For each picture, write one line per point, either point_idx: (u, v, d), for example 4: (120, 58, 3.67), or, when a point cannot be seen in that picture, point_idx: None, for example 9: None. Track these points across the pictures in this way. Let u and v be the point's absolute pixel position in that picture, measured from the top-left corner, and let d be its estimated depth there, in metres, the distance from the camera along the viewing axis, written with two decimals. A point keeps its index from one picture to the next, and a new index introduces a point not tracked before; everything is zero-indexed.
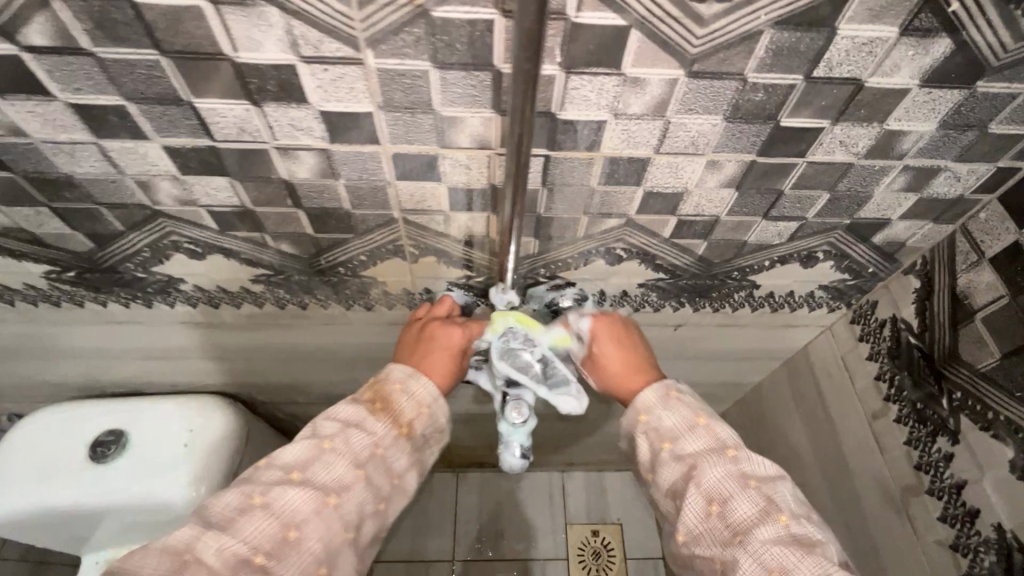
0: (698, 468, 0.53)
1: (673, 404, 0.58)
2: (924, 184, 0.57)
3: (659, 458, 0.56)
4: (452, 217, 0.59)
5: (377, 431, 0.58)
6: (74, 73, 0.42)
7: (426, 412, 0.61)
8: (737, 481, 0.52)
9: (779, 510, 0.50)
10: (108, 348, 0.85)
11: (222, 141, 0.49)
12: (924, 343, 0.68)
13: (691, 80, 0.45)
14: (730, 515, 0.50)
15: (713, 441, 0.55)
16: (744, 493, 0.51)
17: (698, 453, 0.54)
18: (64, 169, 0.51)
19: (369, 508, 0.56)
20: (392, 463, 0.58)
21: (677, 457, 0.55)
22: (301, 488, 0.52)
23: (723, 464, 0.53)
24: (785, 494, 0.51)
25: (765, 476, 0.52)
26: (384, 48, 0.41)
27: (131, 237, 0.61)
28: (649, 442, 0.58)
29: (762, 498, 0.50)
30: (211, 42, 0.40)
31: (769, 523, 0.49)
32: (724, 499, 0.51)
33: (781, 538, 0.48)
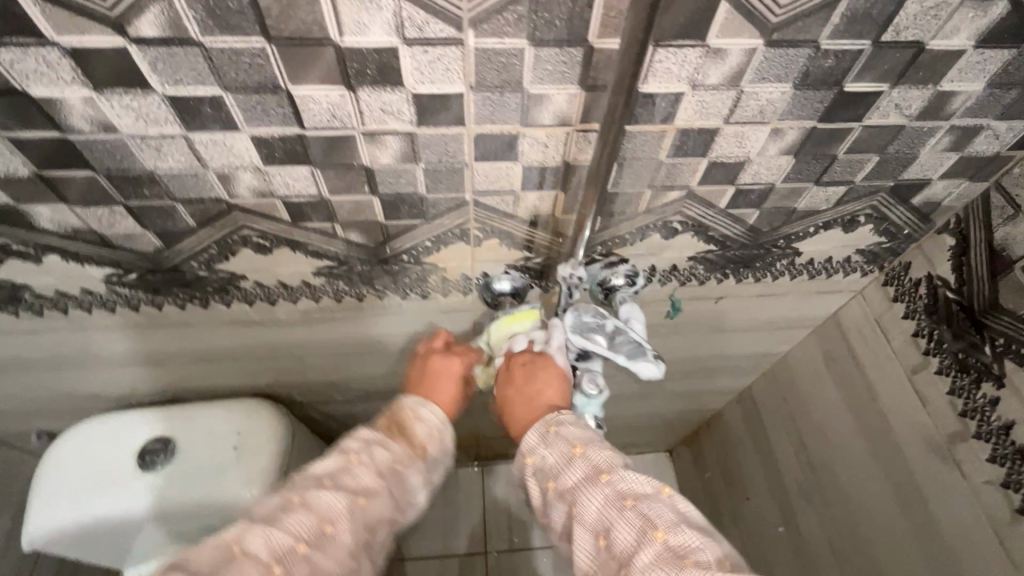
0: (579, 502, 0.50)
1: (554, 443, 0.55)
2: (966, 143, 0.60)
3: (550, 501, 0.53)
4: (521, 197, 0.61)
5: (398, 452, 0.59)
6: (177, 65, 0.43)
7: (438, 436, 0.63)
8: (615, 508, 0.48)
9: (653, 524, 0.46)
10: (156, 352, 0.85)
11: (311, 128, 0.50)
12: (963, 297, 0.72)
13: (768, 49, 0.47)
14: (615, 546, 0.47)
15: (589, 468, 0.52)
16: (624, 520, 0.47)
17: (577, 487, 0.51)
18: (148, 165, 0.52)
19: (387, 515, 0.56)
20: (410, 481, 0.59)
21: (563, 496, 0.52)
22: (333, 489, 0.52)
23: (599, 491, 0.50)
24: (660, 505, 0.48)
25: (643, 493, 0.49)
26: (485, 28, 0.43)
27: (201, 233, 0.61)
28: (541, 485, 0.55)
29: (638, 519, 0.47)
30: (320, 27, 0.41)
31: (644, 545, 0.45)
32: (608, 530, 0.48)
33: (658, 555, 0.44)
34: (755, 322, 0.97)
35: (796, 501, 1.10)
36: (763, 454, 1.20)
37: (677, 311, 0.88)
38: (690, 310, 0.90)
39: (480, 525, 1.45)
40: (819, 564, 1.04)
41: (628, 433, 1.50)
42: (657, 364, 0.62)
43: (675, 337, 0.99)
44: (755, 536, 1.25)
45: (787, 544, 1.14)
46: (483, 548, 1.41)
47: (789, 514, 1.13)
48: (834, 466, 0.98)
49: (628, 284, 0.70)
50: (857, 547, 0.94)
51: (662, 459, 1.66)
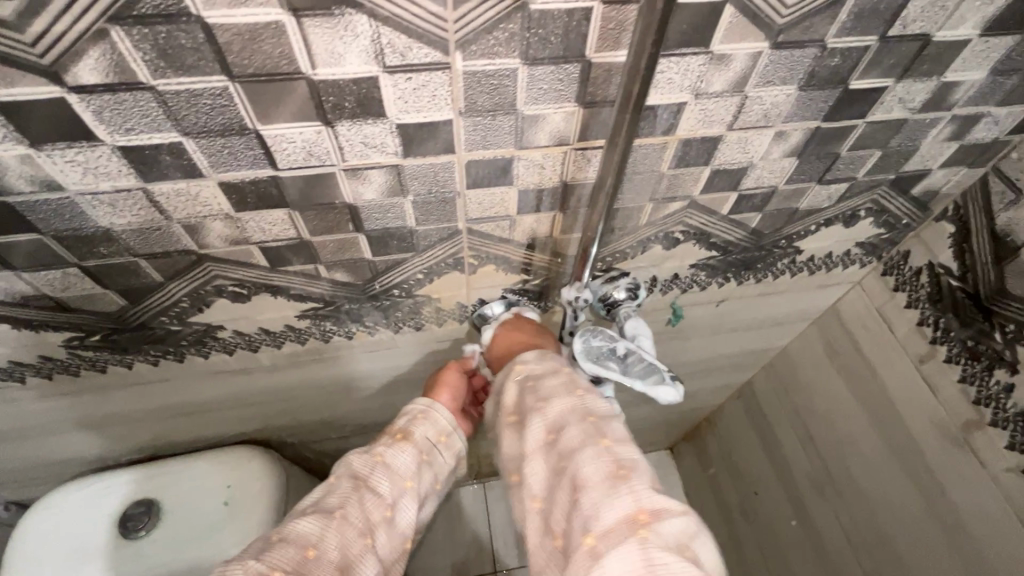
0: (544, 397, 0.47)
1: (547, 357, 0.53)
2: (966, 131, 0.59)
3: (519, 395, 0.50)
4: (518, 220, 0.57)
5: (376, 447, 0.56)
6: (127, 112, 0.38)
7: (421, 416, 0.60)
8: (576, 413, 0.45)
9: (604, 435, 0.44)
10: (129, 411, 0.78)
11: (286, 169, 0.45)
12: (967, 284, 0.71)
13: (774, 51, 0.44)
14: (560, 444, 0.44)
15: (567, 379, 0.49)
16: (577, 423, 0.45)
17: (550, 389, 0.48)
18: (102, 222, 0.46)
19: (378, 515, 0.52)
20: (393, 466, 0.55)
21: (533, 392, 0.48)
22: (312, 514, 0.49)
23: (569, 397, 0.47)
24: (616, 427, 0.45)
25: (607, 414, 0.46)
26: (474, 49, 0.39)
27: (170, 287, 0.56)
28: (515, 388, 0.51)
29: (590, 424, 0.44)
30: (289, 61, 0.37)
31: (589, 445, 0.43)
32: (561, 428, 0.45)
33: (600, 466, 0.41)
34: (756, 321, 0.95)
35: (807, 493, 1.09)
36: (769, 448, 1.18)
37: (678, 318, 0.85)
38: (691, 315, 0.87)
39: (488, 545, 1.40)
40: (838, 556, 1.03)
41: (630, 436, 1.48)
42: (676, 387, 0.58)
43: (677, 341, 0.96)
44: (768, 529, 1.24)
45: (802, 537, 1.13)
46: (492, 567, 1.36)
47: (801, 507, 1.12)
48: (845, 458, 0.98)
49: (629, 298, 0.67)
50: (874, 536, 0.94)
51: (665, 458, 1.64)
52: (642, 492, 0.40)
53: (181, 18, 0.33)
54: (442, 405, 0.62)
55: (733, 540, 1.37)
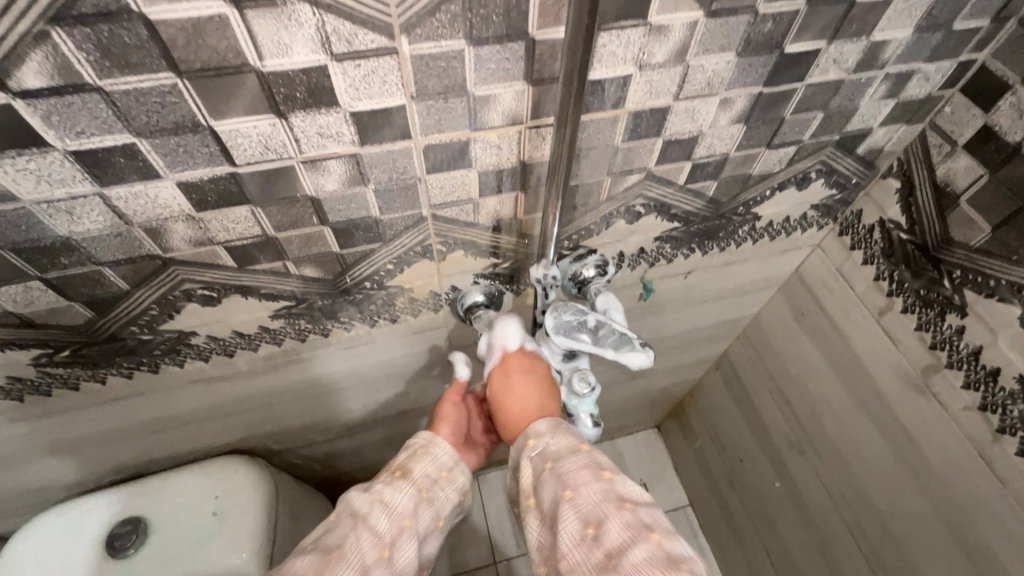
0: (573, 487, 0.48)
1: (561, 431, 0.54)
2: (901, 88, 0.62)
3: (540, 481, 0.51)
4: (481, 203, 0.58)
5: (376, 485, 0.57)
6: (76, 115, 0.38)
7: (422, 453, 0.62)
8: (611, 502, 0.46)
9: (649, 527, 0.44)
10: (108, 430, 0.77)
11: (243, 164, 0.45)
12: (916, 236, 0.74)
13: (709, 20, 0.46)
14: (604, 540, 0.44)
15: (591, 462, 0.50)
16: (617, 516, 0.45)
17: (575, 474, 0.49)
18: (60, 231, 0.46)
19: (374, 554, 0.51)
20: (394, 503, 0.56)
21: (556, 477, 0.49)
22: (309, 553, 0.48)
23: (598, 485, 0.47)
24: (658, 516, 0.46)
25: (643, 501, 0.47)
26: (419, 32, 0.40)
27: (137, 295, 0.55)
28: (534, 466, 0.52)
29: (632, 518, 0.45)
30: (236, 53, 0.37)
31: (639, 542, 0.43)
32: (600, 522, 0.45)
33: (653, 557, 0.42)
34: (725, 291, 0.98)
35: (786, 454, 1.13)
36: (749, 416, 1.22)
37: (649, 292, 0.88)
38: (662, 289, 0.90)
39: (486, 537, 1.41)
40: (821, 511, 1.07)
41: (616, 417, 1.51)
42: (646, 353, 0.61)
43: (652, 317, 0.99)
44: (754, 494, 1.28)
45: (785, 497, 1.17)
46: (492, 559, 1.38)
47: (782, 467, 1.16)
48: (819, 418, 1.01)
49: (598, 275, 0.70)
50: (853, 489, 0.98)
51: (653, 437, 1.67)
52: None
53: (122, 16, 0.34)
54: (443, 439, 0.65)
55: (724, 509, 1.41)
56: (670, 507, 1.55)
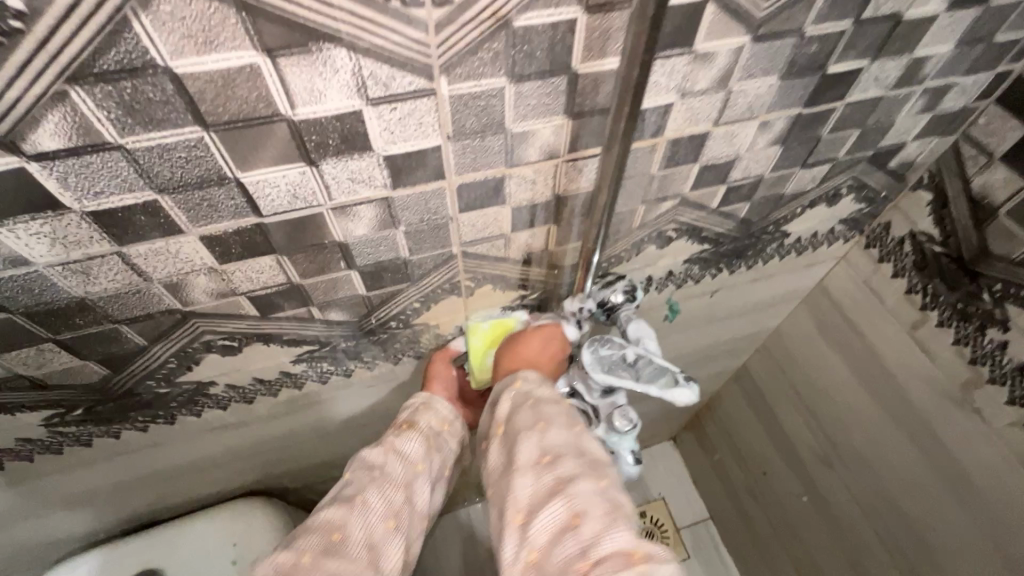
0: (546, 423, 0.49)
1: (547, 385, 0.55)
2: (937, 102, 0.60)
3: (516, 410, 0.52)
4: (513, 238, 0.56)
5: (385, 438, 0.58)
6: (95, 175, 0.35)
7: (423, 407, 0.62)
8: (574, 445, 0.48)
9: (601, 473, 0.46)
10: (120, 482, 0.74)
11: (270, 215, 0.43)
12: (951, 249, 0.72)
13: (754, 45, 0.44)
14: (557, 470, 0.46)
15: (566, 411, 0.52)
16: (575, 457, 0.47)
17: (551, 414, 0.50)
18: (75, 292, 0.43)
19: (398, 497, 0.53)
20: (403, 452, 0.57)
21: (533, 411, 0.51)
22: (332, 503, 0.51)
23: (567, 430, 0.49)
24: (613, 472, 0.48)
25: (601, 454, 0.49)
26: (459, 72, 0.37)
27: (154, 350, 0.52)
28: (513, 400, 0.53)
29: (587, 462, 0.47)
30: (266, 103, 0.35)
31: (588, 480, 0.45)
32: (559, 457, 0.47)
33: (598, 495, 0.44)
34: (748, 306, 0.95)
35: (812, 466, 1.09)
36: (771, 429, 1.19)
37: (675, 313, 0.85)
38: (686, 308, 0.87)
39: None
40: (851, 523, 1.03)
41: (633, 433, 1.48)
42: (691, 388, 0.58)
43: (675, 335, 0.96)
44: (777, 504, 1.23)
45: (812, 511, 1.13)
46: None
47: (808, 480, 1.12)
48: (848, 430, 0.99)
49: (628, 300, 0.65)
50: (885, 501, 0.95)
51: (669, 450, 1.58)
52: (634, 532, 0.42)
53: (147, 71, 0.31)
54: (440, 398, 0.65)
55: (743, 523, 1.36)
56: (690, 521, 1.48)
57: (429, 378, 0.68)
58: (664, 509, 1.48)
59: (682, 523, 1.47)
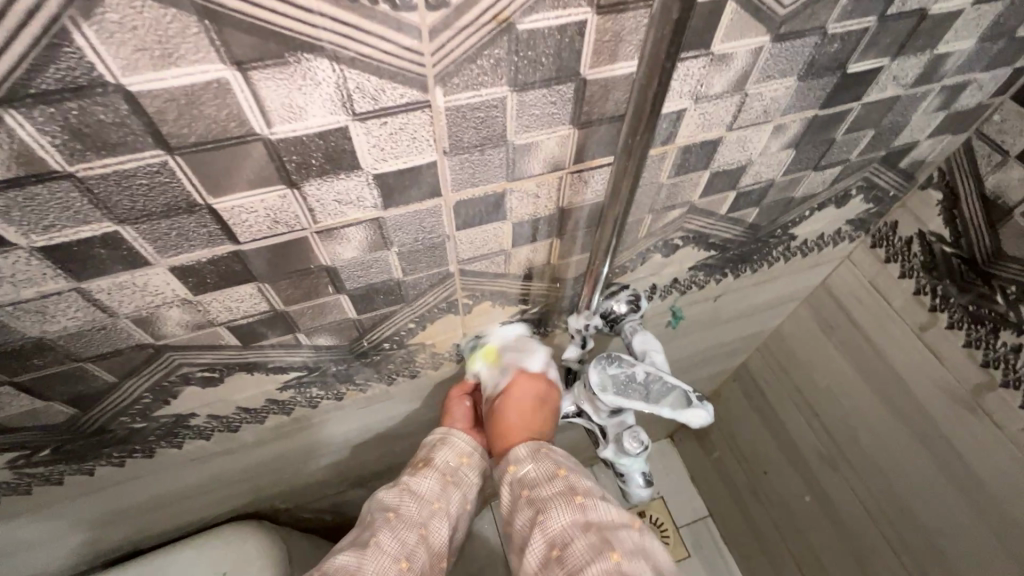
0: (544, 511, 0.48)
1: (540, 457, 0.52)
2: (954, 99, 0.57)
3: (516, 509, 0.50)
4: (513, 253, 0.52)
5: (401, 478, 0.58)
6: (42, 208, 0.31)
7: (439, 442, 0.61)
8: (577, 523, 0.46)
9: (611, 546, 0.44)
10: (97, 518, 0.69)
11: (249, 242, 0.38)
12: (962, 250, 0.70)
13: (774, 45, 0.41)
14: (568, 560, 0.44)
15: (567, 486, 0.49)
16: (581, 536, 0.45)
17: (548, 499, 0.48)
18: (31, 332, 0.39)
19: (411, 538, 0.52)
20: (418, 490, 0.56)
21: (530, 504, 0.49)
22: (347, 549, 0.50)
23: (569, 510, 0.47)
24: (625, 536, 0.45)
25: (610, 522, 0.46)
26: (456, 82, 0.33)
27: (126, 386, 0.48)
28: (512, 493, 0.51)
29: (595, 539, 0.45)
30: (238, 121, 0.30)
31: (598, 562, 0.43)
32: (566, 545, 0.45)
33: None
34: (753, 307, 0.93)
35: (817, 467, 1.08)
36: (773, 429, 1.17)
37: (678, 319, 0.82)
38: (690, 313, 0.84)
39: None
40: (858, 525, 1.02)
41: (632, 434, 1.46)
42: (705, 407, 0.56)
43: (677, 339, 0.93)
44: (780, 505, 1.22)
45: (816, 512, 1.12)
46: None
47: (813, 482, 1.10)
48: (854, 431, 0.97)
49: (632, 310, 0.62)
50: (894, 504, 0.93)
51: (667, 448, 1.55)
52: None
53: (95, 90, 0.26)
54: (458, 430, 0.63)
55: (744, 523, 1.34)
56: (691, 519, 1.46)
57: (443, 412, 0.65)
58: (664, 509, 1.46)
59: (682, 522, 1.45)
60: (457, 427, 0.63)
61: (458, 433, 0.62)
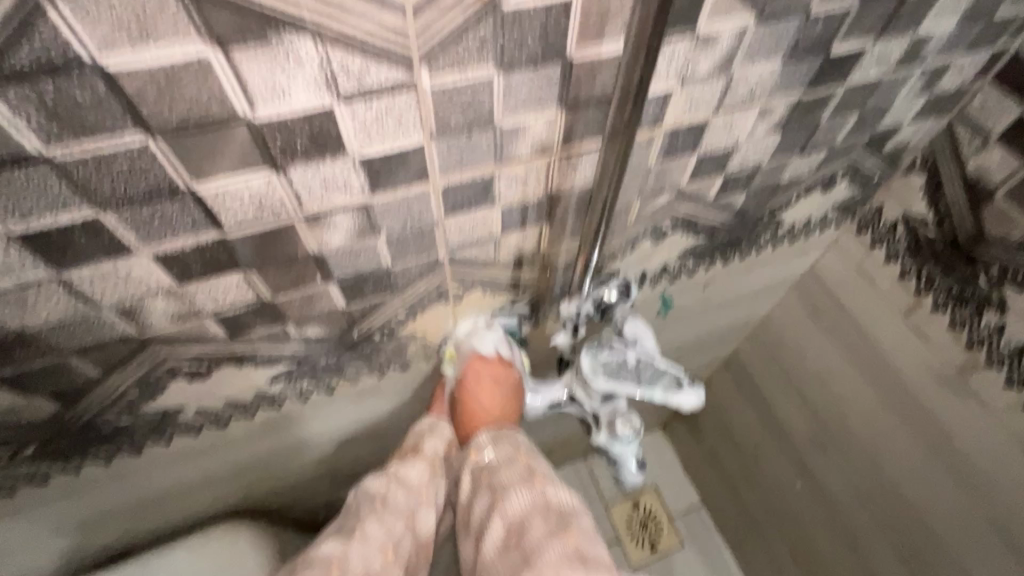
0: (504, 494, 0.50)
1: (499, 444, 0.56)
2: (937, 82, 0.58)
3: (476, 493, 0.53)
4: (503, 241, 0.52)
5: (388, 466, 0.57)
6: (20, 193, 0.30)
7: (427, 431, 0.61)
8: (538, 507, 0.49)
9: (568, 526, 0.47)
10: (84, 520, 0.68)
11: (234, 229, 0.38)
12: (945, 233, 0.71)
13: (759, 26, 0.41)
14: (523, 541, 0.47)
15: (526, 470, 0.52)
16: (540, 521, 0.47)
17: (510, 482, 0.51)
18: (12, 324, 0.38)
19: (399, 528, 0.53)
20: (407, 479, 0.56)
21: (490, 488, 0.52)
22: (332, 537, 0.49)
23: (529, 492, 0.50)
24: (582, 520, 0.48)
25: (567, 502, 0.49)
26: (442, 63, 0.33)
27: (111, 380, 0.47)
28: (472, 480, 0.55)
29: (552, 522, 0.47)
30: (220, 103, 0.30)
31: (554, 543, 0.45)
32: (523, 528, 0.48)
33: (565, 554, 0.44)
34: (742, 294, 0.93)
35: (806, 452, 1.09)
36: (762, 416, 1.18)
37: (668, 307, 0.83)
38: (680, 302, 0.85)
39: None
40: (848, 509, 1.04)
41: None
42: (695, 391, 0.57)
43: (667, 327, 0.94)
44: (771, 491, 1.23)
45: (806, 496, 1.13)
46: None
47: (802, 466, 1.12)
48: (842, 416, 0.98)
49: (623, 298, 0.61)
50: (881, 486, 0.95)
51: (659, 438, 1.56)
52: None
53: (71, 68, 0.26)
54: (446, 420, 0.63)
55: (736, 511, 1.36)
56: (683, 509, 1.47)
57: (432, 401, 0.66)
58: (656, 499, 1.48)
59: (674, 512, 1.46)
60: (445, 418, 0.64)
61: (445, 424, 0.63)
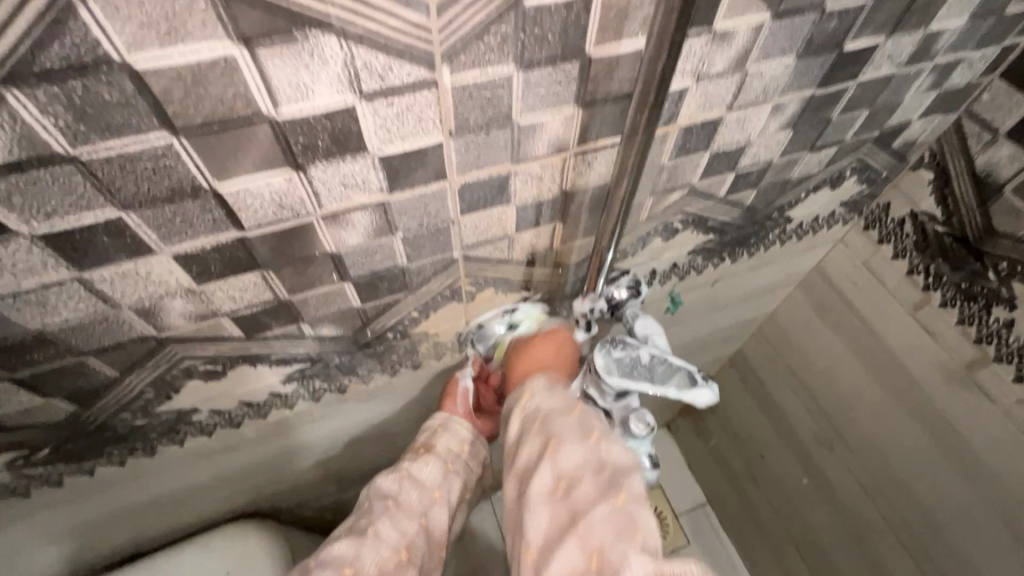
0: (557, 441, 0.47)
1: (557, 390, 0.53)
2: (946, 78, 0.58)
3: (527, 431, 0.50)
4: (517, 238, 0.52)
5: (401, 464, 0.58)
6: (45, 193, 0.30)
7: (439, 429, 0.62)
8: (590, 463, 0.45)
9: (618, 490, 0.43)
10: (95, 522, 0.68)
11: (254, 228, 0.38)
12: (954, 228, 0.71)
13: (775, 22, 0.41)
14: (571, 497, 0.44)
15: (582, 423, 0.48)
16: (591, 478, 0.44)
17: (564, 431, 0.47)
18: (32, 325, 0.38)
19: (413, 527, 0.53)
20: (420, 478, 0.56)
21: (542, 432, 0.48)
22: (345, 537, 0.50)
23: (583, 446, 0.46)
24: (637, 484, 0.44)
25: (621, 464, 0.45)
26: (463, 60, 0.33)
27: (127, 381, 0.47)
28: (523, 421, 0.51)
29: (604, 480, 0.44)
30: (244, 102, 0.30)
31: (602, 503, 0.42)
32: (572, 482, 0.44)
33: (611, 519, 0.41)
34: (749, 292, 0.93)
35: (813, 449, 1.09)
36: (769, 414, 1.18)
37: (676, 305, 0.83)
38: (688, 299, 0.85)
39: None
40: (855, 505, 1.04)
41: None
42: (711, 388, 0.56)
43: (675, 325, 0.94)
44: (777, 489, 1.23)
45: (813, 493, 1.13)
46: None
47: (808, 463, 1.12)
48: (849, 412, 0.98)
49: (633, 296, 0.62)
50: (889, 481, 0.95)
51: (665, 437, 1.56)
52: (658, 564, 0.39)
53: (100, 68, 0.26)
54: (459, 416, 0.64)
55: (742, 508, 1.36)
56: (689, 507, 1.47)
57: (444, 395, 0.66)
58: (662, 497, 1.48)
59: (681, 510, 1.46)
60: (458, 413, 0.64)
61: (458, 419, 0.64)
